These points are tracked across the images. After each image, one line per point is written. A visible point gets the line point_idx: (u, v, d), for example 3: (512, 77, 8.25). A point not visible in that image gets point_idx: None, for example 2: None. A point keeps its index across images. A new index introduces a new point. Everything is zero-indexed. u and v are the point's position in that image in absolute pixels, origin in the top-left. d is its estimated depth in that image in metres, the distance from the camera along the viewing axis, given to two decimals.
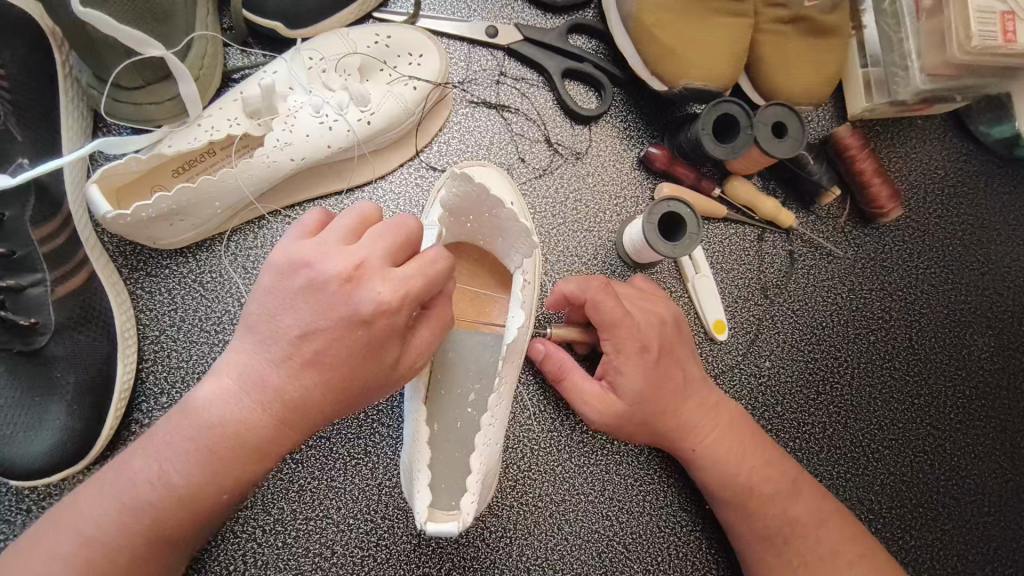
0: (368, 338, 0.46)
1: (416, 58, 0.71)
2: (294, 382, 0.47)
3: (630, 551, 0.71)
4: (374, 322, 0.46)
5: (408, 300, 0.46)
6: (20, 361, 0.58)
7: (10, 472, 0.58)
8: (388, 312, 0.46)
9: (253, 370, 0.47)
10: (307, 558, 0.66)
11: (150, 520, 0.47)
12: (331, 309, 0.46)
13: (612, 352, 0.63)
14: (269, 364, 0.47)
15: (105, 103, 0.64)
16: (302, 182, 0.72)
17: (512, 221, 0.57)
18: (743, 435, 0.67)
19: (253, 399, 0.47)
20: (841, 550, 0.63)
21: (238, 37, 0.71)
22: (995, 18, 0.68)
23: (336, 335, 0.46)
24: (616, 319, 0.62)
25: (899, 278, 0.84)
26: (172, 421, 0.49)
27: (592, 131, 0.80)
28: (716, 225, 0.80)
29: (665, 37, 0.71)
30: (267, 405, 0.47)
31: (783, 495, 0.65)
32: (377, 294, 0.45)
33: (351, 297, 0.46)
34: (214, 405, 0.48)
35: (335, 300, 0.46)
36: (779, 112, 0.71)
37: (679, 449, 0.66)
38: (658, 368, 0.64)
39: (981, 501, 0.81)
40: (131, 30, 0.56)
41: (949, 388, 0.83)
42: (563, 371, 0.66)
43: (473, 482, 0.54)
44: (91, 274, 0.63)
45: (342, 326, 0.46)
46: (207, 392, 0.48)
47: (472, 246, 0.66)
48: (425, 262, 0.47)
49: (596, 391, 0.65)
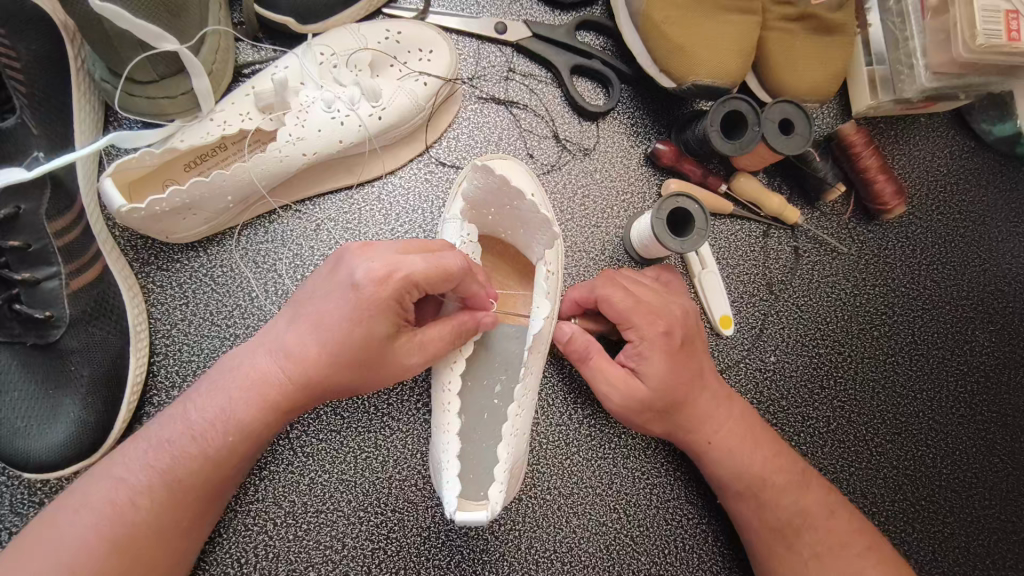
0: (358, 303, 0.52)
1: (426, 53, 0.72)
2: (291, 338, 0.54)
3: (638, 543, 0.72)
4: (362, 288, 0.52)
5: (394, 272, 0.52)
6: (35, 354, 0.59)
7: (25, 464, 0.58)
8: (376, 281, 0.52)
9: (276, 336, 0.55)
10: (318, 551, 0.67)
11: (169, 465, 0.52)
12: (336, 280, 0.54)
13: (637, 340, 0.65)
14: (283, 329, 0.55)
15: (120, 97, 0.65)
16: (313, 177, 0.72)
17: (532, 213, 0.58)
18: (755, 427, 0.68)
19: (269, 355, 0.54)
20: (851, 540, 0.64)
21: (249, 32, 0.72)
22: (999, 17, 0.68)
23: (338, 305, 0.53)
24: (629, 309, 0.65)
25: (903, 273, 0.85)
26: (207, 376, 0.56)
27: (600, 127, 0.80)
28: (722, 221, 0.81)
29: (675, 33, 0.72)
30: (279, 364, 0.54)
31: (794, 486, 0.65)
32: (370, 265, 0.52)
33: (351, 268, 0.53)
34: (239, 358, 0.55)
35: (341, 274, 0.54)
36: (788, 109, 0.72)
37: (692, 442, 0.66)
38: (679, 355, 0.65)
39: (982, 495, 0.82)
40: (146, 24, 0.56)
41: (950, 383, 0.84)
42: (589, 349, 0.66)
43: (502, 470, 0.56)
44: (103, 267, 0.63)
45: (342, 295, 0.53)
46: (237, 352, 0.56)
47: (494, 239, 0.68)
48: (434, 257, 0.53)
49: (620, 373, 0.65)
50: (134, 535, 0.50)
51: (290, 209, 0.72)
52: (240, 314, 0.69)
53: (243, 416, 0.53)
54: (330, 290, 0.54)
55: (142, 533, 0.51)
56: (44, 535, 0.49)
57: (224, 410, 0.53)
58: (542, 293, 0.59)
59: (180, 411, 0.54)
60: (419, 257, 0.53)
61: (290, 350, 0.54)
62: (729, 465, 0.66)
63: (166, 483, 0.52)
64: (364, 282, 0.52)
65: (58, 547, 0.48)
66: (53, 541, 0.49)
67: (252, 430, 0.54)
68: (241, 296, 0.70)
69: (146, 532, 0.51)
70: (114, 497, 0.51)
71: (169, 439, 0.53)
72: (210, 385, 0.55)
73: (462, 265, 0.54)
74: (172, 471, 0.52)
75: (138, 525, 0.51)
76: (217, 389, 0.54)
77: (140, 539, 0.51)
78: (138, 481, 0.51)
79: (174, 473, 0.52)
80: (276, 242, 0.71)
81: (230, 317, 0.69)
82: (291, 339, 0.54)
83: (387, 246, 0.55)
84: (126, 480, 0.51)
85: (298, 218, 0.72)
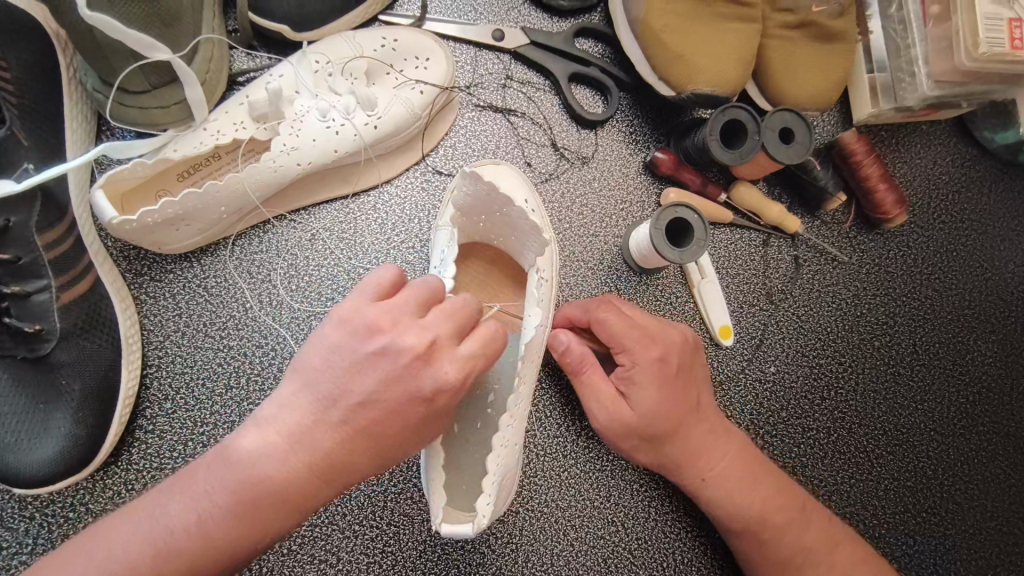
0: (426, 414, 0.46)
1: (422, 61, 0.71)
2: (332, 444, 0.46)
3: (636, 557, 0.72)
4: (436, 400, 0.46)
5: (468, 380, 0.47)
6: (25, 368, 0.58)
7: (15, 480, 0.57)
8: (450, 391, 0.46)
9: (309, 433, 0.46)
10: (312, 565, 0.66)
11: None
12: (391, 384, 0.45)
13: (629, 364, 0.63)
14: (317, 426, 0.46)
15: (112, 107, 0.64)
16: (308, 186, 0.72)
17: (522, 219, 0.57)
18: (756, 467, 0.66)
19: (303, 457, 0.46)
20: (856, 569, 0.64)
21: (243, 40, 0.71)
22: (1002, 25, 0.68)
23: (396, 409, 0.46)
24: (622, 333, 0.64)
25: (904, 283, 0.84)
26: (214, 466, 0.46)
27: (598, 134, 0.79)
28: (721, 229, 0.80)
29: (674, 42, 0.71)
30: (311, 467, 0.46)
31: (796, 523, 0.65)
32: (443, 376, 0.46)
33: (416, 375, 0.45)
34: (260, 457, 0.46)
35: (398, 376, 0.45)
36: (790, 119, 0.71)
37: (687, 478, 0.65)
38: (672, 384, 0.64)
39: (984, 506, 0.81)
40: (138, 34, 0.56)
41: (952, 394, 0.83)
42: (584, 362, 0.64)
43: (490, 483, 0.54)
44: (95, 279, 0.62)
45: (402, 402, 0.45)
46: (253, 444, 0.46)
47: (488, 245, 0.67)
48: (486, 338, 0.48)
49: (610, 393, 0.63)
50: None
51: (284, 218, 0.71)
52: (234, 326, 0.68)
53: (268, 526, 0.46)
54: (381, 390, 0.46)
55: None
56: None
57: (245, 522, 0.45)
58: (533, 302, 0.58)
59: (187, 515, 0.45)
60: (478, 347, 0.47)
61: (333, 459, 0.46)
62: (726, 508, 0.65)
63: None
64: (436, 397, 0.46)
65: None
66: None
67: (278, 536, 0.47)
68: (235, 307, 0.69)
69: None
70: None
71: (178, 547, 0.45)
72: (226, 486, 0.45)
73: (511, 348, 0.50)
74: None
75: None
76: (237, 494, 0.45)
77: None
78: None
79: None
80: (270, 251, 0.71)
81: (225, 328, 0.68)
82: (335, 444, 0.46)
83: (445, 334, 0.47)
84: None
85: (292, 228, 0.71)
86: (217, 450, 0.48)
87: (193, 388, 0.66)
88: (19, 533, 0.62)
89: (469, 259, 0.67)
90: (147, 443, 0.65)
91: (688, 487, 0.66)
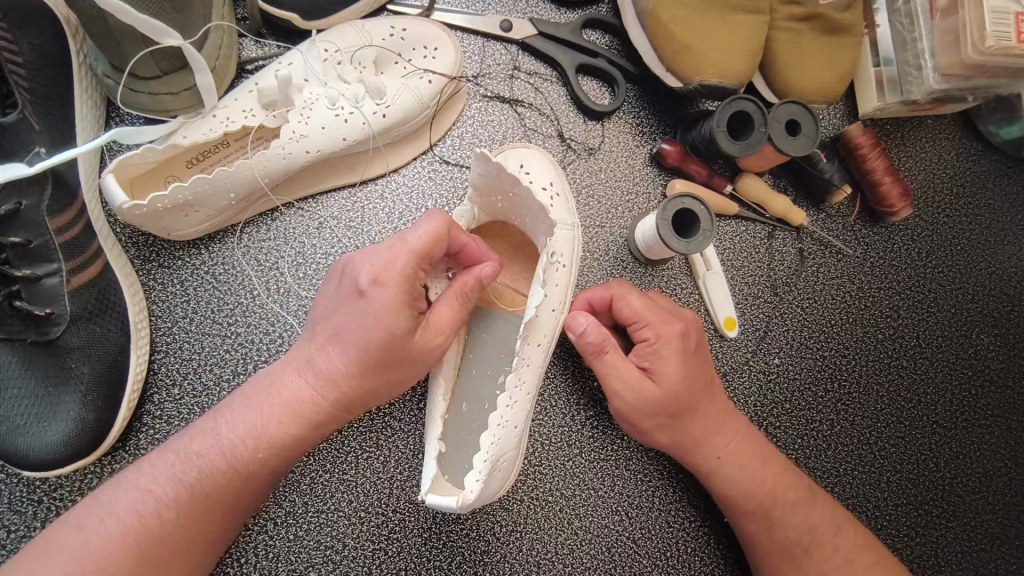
0: (364, 309, 0.52)
1: (430, 51, 0.71)
2: (320, 360, 0.54)
3: (639, 546, 0.72)
4: (365, 291, 0.52)
5: (391, 267, 0.52)
6: (34, 352, 0.58)
7: (23, 463, 0.58)
8: (377, 281, 0.52)
9: (306, 356, 0.55)
10: (318, 551, 0.66)
11: (195, 479, 0.52)
12: (338, 295, 0.54)
13: (653, 340, 0.63)
14: (307, 348, 0.56)
15: (122, 93, 0.65)
16: (316, 174, 0.72)
17: (530, 200, 0.58)
18: (758, 442, 0.68)
19: (305, 378, 0.55)
20: (859, 555, 0.65)
21: (253, 28, 0.72)
22: (1009, 19, 0.68)
23: (341, 312, 0.54)
24: (645, 311, 0.64)
25: (910, 275, 0.84)
26: (242, 391, 0.57)
27: (604, 126, 0.80)
28: (727, 222, 0.80)
29: (681, 32, 0.71)
30: (308, 382, 0.55)
31: (802, 503, 0.66)
32: (368, 271, 0.53)
33: (350, 276, 0.54)
34: (273, 376, 0.56)
35: (341, 282, 0.55)
36: (795, 110, 0.71)
37: (703, 456, 0.65)
38: (692, 357, 0.65)
39: (984, 499, 0.81)
40: (150, 19, 0.55)
41: (955, 388, 0.83)
42: (605, 345, 0.62)
43: (480, 461, 0.55)
44: (104, 265, 0.62)
45: (345, 305, 0.53)
46: (271, 367, 0.57)
47: (512, 228, 0.67)
48: (415, 230, 0.54)
49: (636, 373, 0.62)
50: (155, 545, 0.51)
51: (292, 205, 0.71)
52: (241, 313, 0.69)
53: (274, 432, 0.54)
54: (332, 302, 0.55)
55: (164, 544, 0.51)
56: (71, 535, 0.50)
57: (255, 425, 0.54)
58: (539, 284, 0.56)
59: (209, 424, 0.55)
60: (405, 241, 0.53)
61: (329, 375, 0.54)
62: (738, 486, 0.65)
63: (191, 495, 0.52)
64: (369, 287, 0.52)
65: (78, 556, 0.49)
66: (78, 549, 0.49)
67: (282, 445, 0.54)
68: (242, 294, 0.69)
69: (169, 545, 0.51)
70: (140, 509, 0.51)
71: (197, 448, 0.54)
72: (245, 402, 0.56)
73: (447, 229, 0.54)
74: (198, 483, 0.52)
75: (163, 537, 0.51)
76: (254, 404, 0.55)
77: (163, 546, 0.51)
78: (165, 492, 0.52)
79: (198, 486, 0.52)
80: (276, 239, 0.71)
81: (232, 315, 0.69)
82: (320, 359, 0.54)
83: (378, 244, 0.55)
84: (153, 491, 0.52)
85: (300, 216, 0.72)
86: (248, 384, 0.58)
87: (199, 374, 0.67)
88: (28, 517, 0.62)
89: (494, 240, 0.68)
90: (154, 428, 0.65)
91: (704, 466, 0.66)
